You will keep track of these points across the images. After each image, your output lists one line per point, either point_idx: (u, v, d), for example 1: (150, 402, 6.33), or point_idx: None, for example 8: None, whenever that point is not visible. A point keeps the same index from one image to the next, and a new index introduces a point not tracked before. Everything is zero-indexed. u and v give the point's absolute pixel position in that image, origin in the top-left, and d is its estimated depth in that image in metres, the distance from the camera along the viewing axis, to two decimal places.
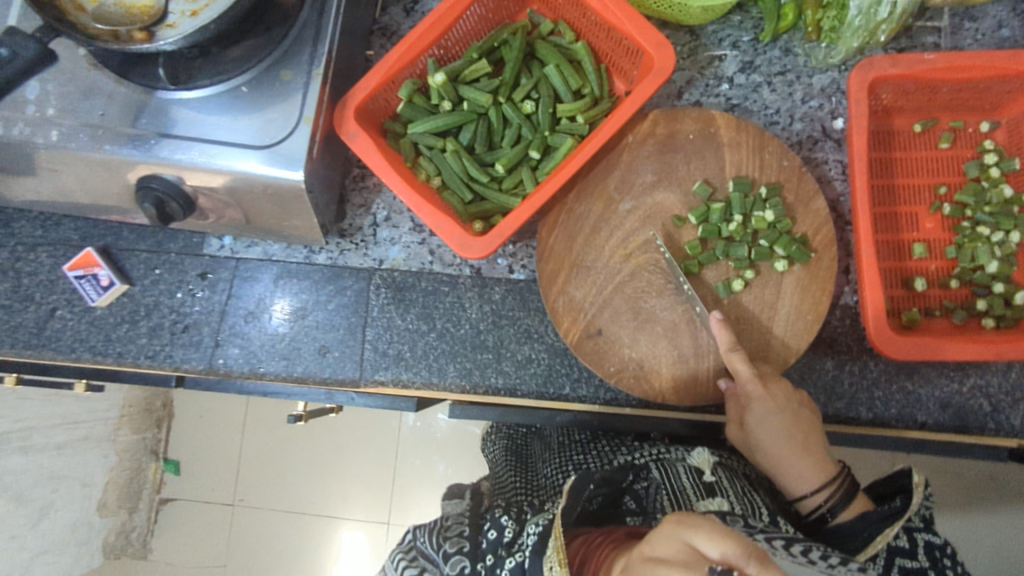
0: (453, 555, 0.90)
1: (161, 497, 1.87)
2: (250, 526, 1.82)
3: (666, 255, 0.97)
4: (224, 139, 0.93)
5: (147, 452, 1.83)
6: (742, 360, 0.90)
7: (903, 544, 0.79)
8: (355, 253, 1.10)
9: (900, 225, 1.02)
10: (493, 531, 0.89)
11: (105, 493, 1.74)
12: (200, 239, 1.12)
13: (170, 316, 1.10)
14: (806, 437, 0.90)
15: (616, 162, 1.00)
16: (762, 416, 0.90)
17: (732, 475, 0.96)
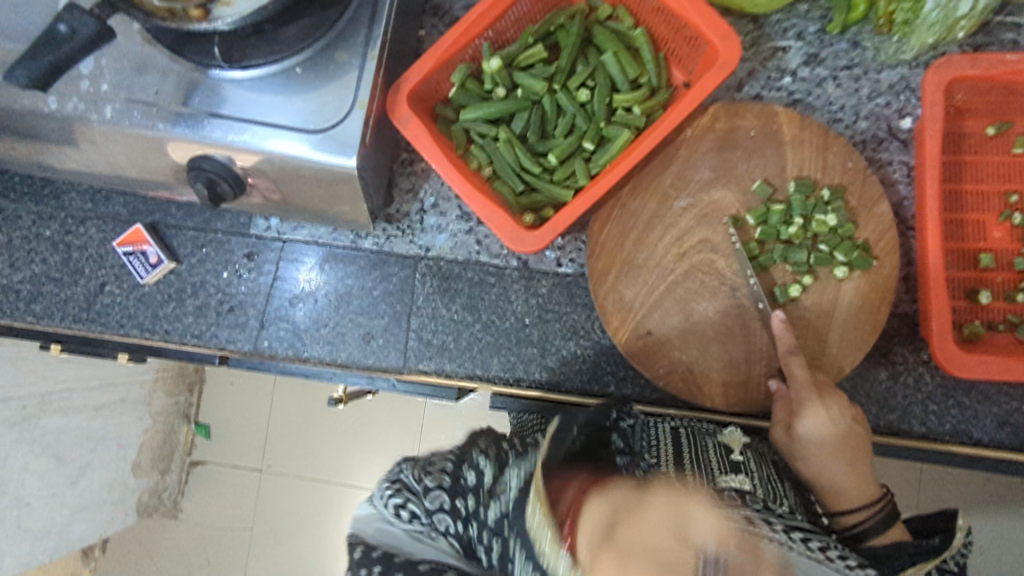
0: (437, 482, 0.83)
1: (191, 459, 1.89)
2: (276, 491, 1.85)
3: (737, 244, 0.95)
4: (277, 120, 0.91)
5: (179, 415, 1.85)
6: (800, 364, 0.88)
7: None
8: (401, 240, 1.09)
9: (966, 233, 0.98)
10: (481, 470, 0.84)
11: (139, 454, 1.79)
12: (246, 219, 1.12)
13: (216, 295, 1.11)
14: (854, 454, 0.88)
15: (673, 157, 0.98)
16: (814, 427, 0.87)
17: (760, 459, 0.94)
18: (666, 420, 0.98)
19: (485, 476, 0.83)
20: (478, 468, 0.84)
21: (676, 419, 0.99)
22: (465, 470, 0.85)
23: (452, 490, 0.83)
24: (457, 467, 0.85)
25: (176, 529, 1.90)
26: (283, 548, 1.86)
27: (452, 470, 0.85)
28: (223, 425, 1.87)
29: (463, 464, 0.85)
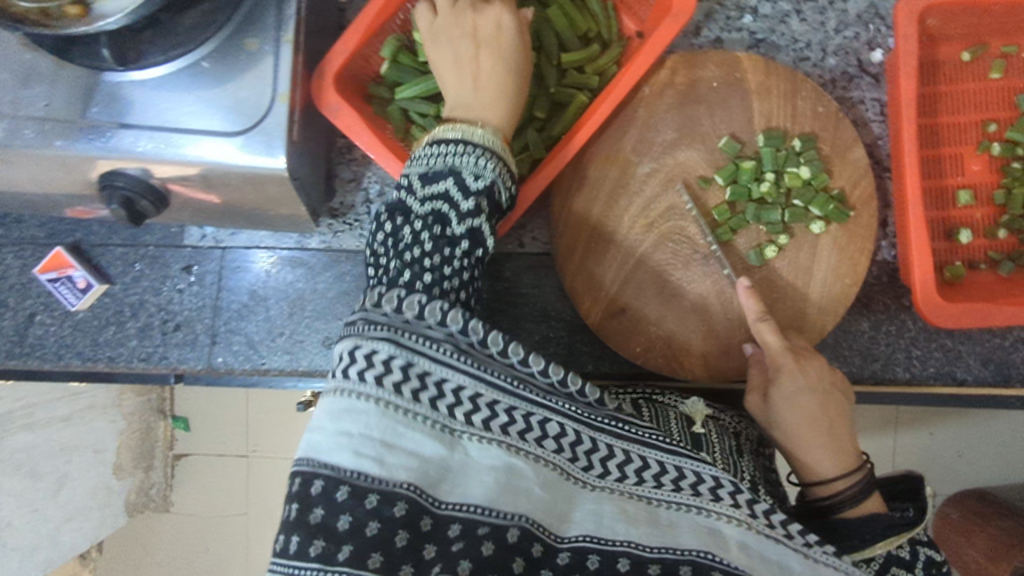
0: (420, 205, 0.77)
1: (174, 455, 1.62)
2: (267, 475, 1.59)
3: (694, 212, 0.89)
4: (188, 124, 0.81)
5: (154, 411, 1.60)
6: (772, 331, 0.82)
7: (905, 555, 0.75)
8: (349, 235, 1.02)
9: (944, 169, 0.93)
10: (467, 182, 0.76)
11: (119, 455, 1.55)
12: (178, 229, 1.03)
13: (158, 314, 1.03)
14: (833, 422, 0.81)
15: (632, 119, 0.90)
16: (791, 392, 0.81)
17: (720, 430, 0.89)
18: (626, 390, 0.93)
19: (476, 211, 0.76)
20: (459, 163, 0.77)
21: (640, 386, 0.95)
22: (441, 163, 0.77)
23: (440, 228, 0.75)
24: (427, 181, 0.77)
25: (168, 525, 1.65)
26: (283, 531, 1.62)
27: (430, 153, 0.79)
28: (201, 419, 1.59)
29: (429, 161, 0.78)
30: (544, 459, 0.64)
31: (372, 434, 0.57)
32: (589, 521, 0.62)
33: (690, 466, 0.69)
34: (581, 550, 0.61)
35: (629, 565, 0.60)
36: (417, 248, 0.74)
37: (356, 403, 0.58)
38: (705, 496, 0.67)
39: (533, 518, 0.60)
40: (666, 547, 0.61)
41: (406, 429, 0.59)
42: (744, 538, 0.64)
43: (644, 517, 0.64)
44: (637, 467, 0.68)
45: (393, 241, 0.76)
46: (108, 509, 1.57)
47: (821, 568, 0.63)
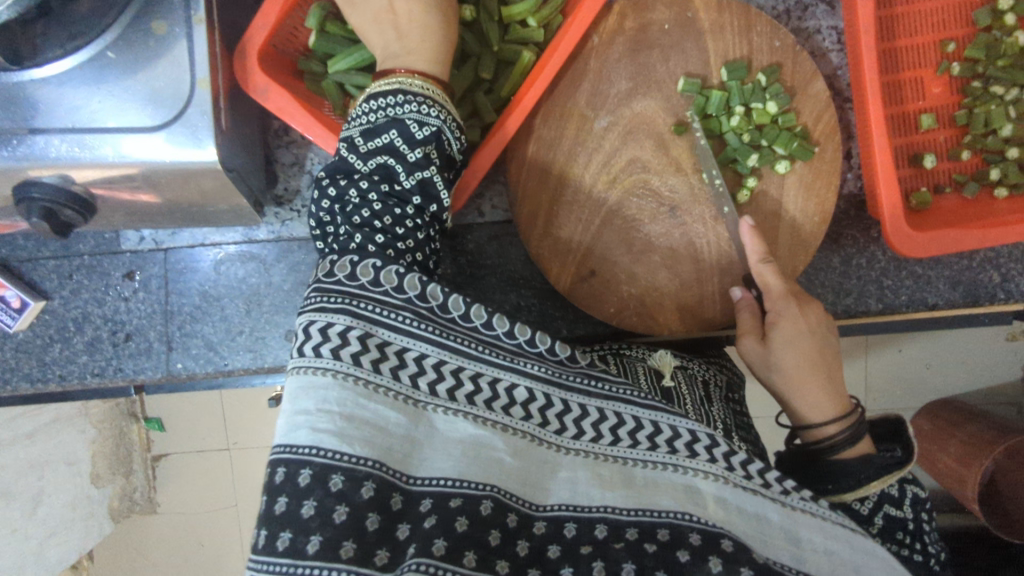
0: (364, 163, 0.69)
1: (154, 455, 1.54)
2: (253, 466, 1.51)
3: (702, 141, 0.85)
4: (102, 122, 0.73)
5: (125, 414, 1.53)
6: (775, 273, 0.80)
7: (894, 494, 0.74)
8: (299, 222, 0.97)
9: (905, 94, 0.91)
10: (412, 132, 0.69)
11: (94, 464, 1.46)
12: (113, 234, 0.96)
13: (105, 326, 0.97)
14: (830, 370, 0.78)
15: (584, 72, 0.85)
16: (790, 335, 0.77)
17: (689, 380, 0.86)
18: (594, 349, 0.91)
19: (425, 163, 0.70)
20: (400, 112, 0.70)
21: (608, 343, 0.93)
22: (380, 115, 0.70)
23: (388, 184, 0.69)
24: (369, 136, 0.70)
25: (159, 524, 1.57)
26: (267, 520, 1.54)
27: (370, 106, 0.71)
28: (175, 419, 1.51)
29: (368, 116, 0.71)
30: (512, 428, 0.61)
31: (331, 408, 0.54)
32: (563, 490, 0.59)
33: (666, 419, 0.64)
34: (557, 519, 0.57)
35: (606, 531, 0.56)
36: (366, 210, 0.67)
37: (313, 379, 0.55)
38: (680, 451, 0.62)
39: (501, 487, 0.57)
40: (642, 510, 0.58)
41: (375, 405, 0.56)
42: (721, 492, 0.60)
43: (619, 481, 0.60)
44: (612, 424, 0.64)
45: (340, 206, 0.69)
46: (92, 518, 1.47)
47: (798, 514, 0.60)
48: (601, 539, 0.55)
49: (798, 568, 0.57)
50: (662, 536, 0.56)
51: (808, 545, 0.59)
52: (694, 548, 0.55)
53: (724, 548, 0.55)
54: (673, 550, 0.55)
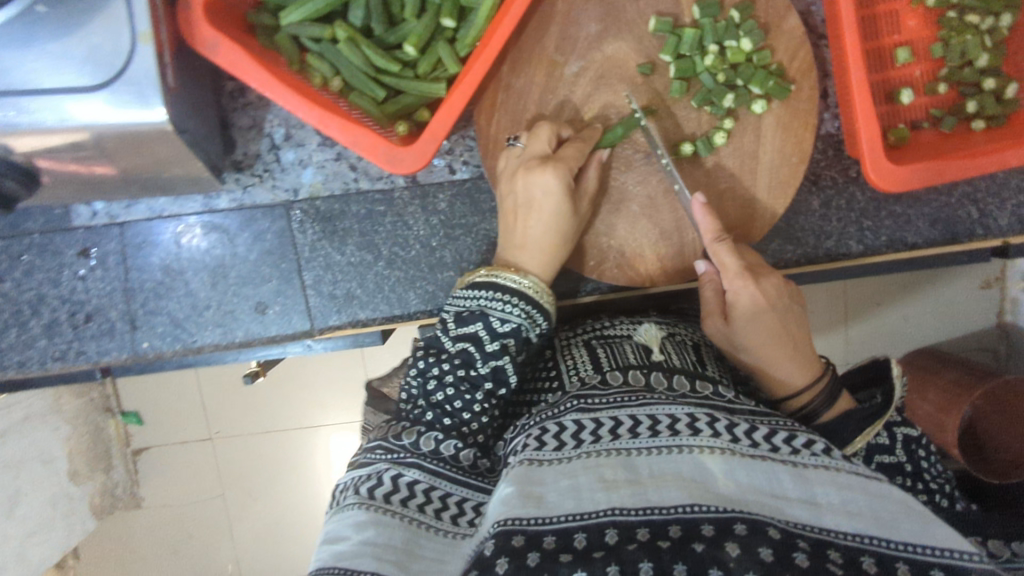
0: (452, 345, 0.73)
1: (133, 450, 1.47)
2: (237, 454, 1.47)
3: (643, 118, 0.81)
4: (38, 83, 0.68)
5: (100, 409, 1.44)
6: (729, 250, 0.77)
7: (884, 441, 0.69)
8: (261, 188, 0.92)
9: (880, 28, 0.89)
10: (495, 326, 0.73)
11: (71, 461, 1.40)
12: (63, 209, 0.91)
13: (63, 307, 0.92)
14: (793, 335, 0.79)
15: (550, 15, 0.82)
16: (750, 309, 0.78)
17: (681, 347, 0.83)
18: (578, 333, 0.88)
19: (501, 354, 0.72)
20: (487, 304, 0.73)
21: (592, 324, 0.90)
22: (474, 307, 0.74)
23: (465, 370, 0.72)
24: (460, 321, 0.74)
25: (143, 519, 1.51)
26: (263, 504, 1.49)
27: (463, 296, 0.76)
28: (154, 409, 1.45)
29: (460, 304, 0.75)
30: (533, 457, 0.60)
31: (393, 543, 0.55)
32: (567, 501, 0.53)
33: (662, 410, 0.63)
34: (566, 530, 0.51)
35: (617, 535, 0.50)
36: (442, 392, 0.72)
37: (347, 513, 0.58)
38: (682, 432, 0.60)
39: (506, 517, 0.52)
40: (650, 508, 0.52)
41: (401, 533, 0.56)
42: (729, 466, 0.56)
43: (624, 480, 0.54)
44: (609, 426, 0.63)
45: (422, 382, 0.74)
46: (73, 516, 1.41)
47: (811, 473, 0.56)
48: (612, 544, 0.49)
49: (819, 524, 0.51)
50: (674, 533, 0.49)
51: (825, 502, 0.53)
52: (709, 539, 0.48)
53: (738, 533, 0.48)
54: (686, 544, 0.48)
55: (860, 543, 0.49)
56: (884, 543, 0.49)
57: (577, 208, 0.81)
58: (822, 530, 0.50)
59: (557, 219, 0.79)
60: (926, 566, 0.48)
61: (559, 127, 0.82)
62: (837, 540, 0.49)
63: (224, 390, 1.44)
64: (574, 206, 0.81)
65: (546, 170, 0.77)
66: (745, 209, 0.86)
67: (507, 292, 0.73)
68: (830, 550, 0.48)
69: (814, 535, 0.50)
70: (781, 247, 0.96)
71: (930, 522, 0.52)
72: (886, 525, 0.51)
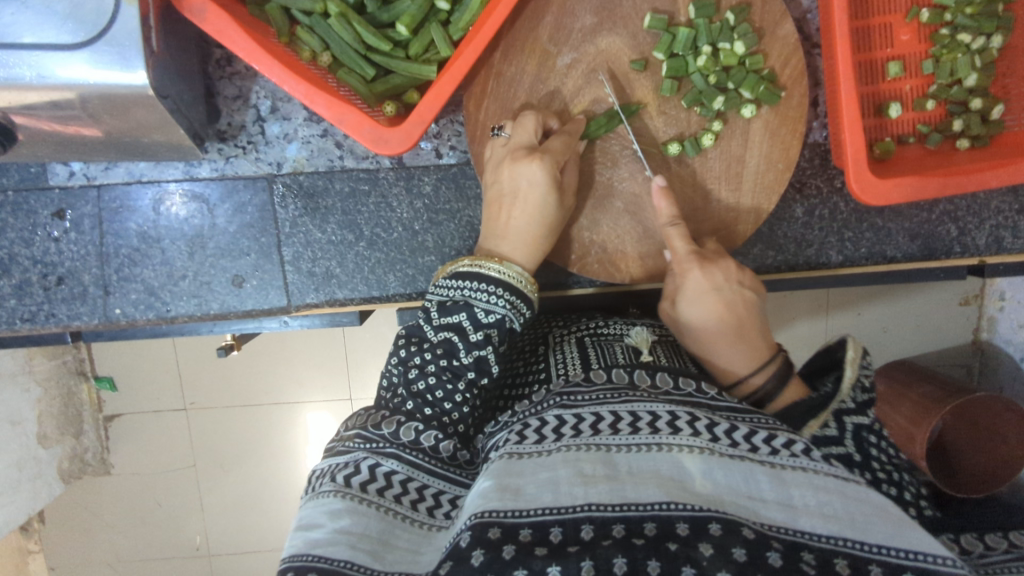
0: (434, 334, 0.71)
1: (105, 416, 1.46)
2: (209, 428, 1.46)
3: (627, 120, 0.83)
4: (17, 37, 0.66)
5: (73, 374, 1.43)
6: (680, 236, 0.80)
7: (832, 433, 0.65)
8: (244, 160, 0.91)
9: (874, 41, 0.89)
10: (479, 316, 0.71)
11: (41, 425, 1.37)
12: (39, 168, 0.89)
13: (35, 268, 0.91)
14: (742, 320, 0.79)
15: (546, 4, 0.81)
16: (694, 294, 0.79)
17: (672, 352, 0.83)
18: (571, 331, 0.87)
19: (485, 344, 0.70)
20: (471, 296, 0.71)
21: (583, 321, 0.90)
22: (457, 296, 0.72)
23: (447, 360, 0.70)
24: (443, 311, 0.71)
25: (111, 487, 1.50)
26: (235, 477, 1.49)
27: (446, 285, 0.74)
28: (129, 376, 1.43)
29: (445, 293, 0.73)
30: (514, 451, 0.58)
31: (369, 533, 0.54)
32: (544, 494, 0.52)
33: (642, 406, 0.61)
34: (542, 524, 0.50)
35: (593, 531, 0.49)
36: (424, 381, 0.69)
37: (321, 499, 0.57)
38: (662, 430, 0.59)
39: (480, 511, 0.51)
40: (627, 504, 0.51)
41: (377, 522, 0.55)
42: (707, 466, 0.55)
43: (602, 475, 0.53)
44: (590, 420, 0.60)
45: (403, 371, 0.71)
46: (40, 479, 1.39)
47: (787, 473, 0.55)
48: (588, 539, 0.49)
49: (795, 526, 0.50)
50: (649, 530, 0.49)
51: (802, 504, 0.52)
52: (683, 538, 0.48)
53: (713, 533, 0.48)
54: (661, 542, 0.48)
55: (833, 545, 0.48)
56: (858, 545, 0.48)
57: (563, 201, 0.80)
58: (797, 533, 0.49)
59: (543, 209, 0.78)
60: (898, 567, 0.47)
61: (546, 117, 0.82)
62: (813, 543, 0.49)
63: (201, 362, 1.42)
64: (561, 199, 0.80)
65: (533, 160, 0.77)
66: (727, 210, 0.86)
67: (493, 283, 0.72)
68: (803, 552, 0.48)
69: (788, 537, 0.49)
70: (761, 252, 0.97)
71: (907, 525, 0.51)
72: (859, 526, 0.50)
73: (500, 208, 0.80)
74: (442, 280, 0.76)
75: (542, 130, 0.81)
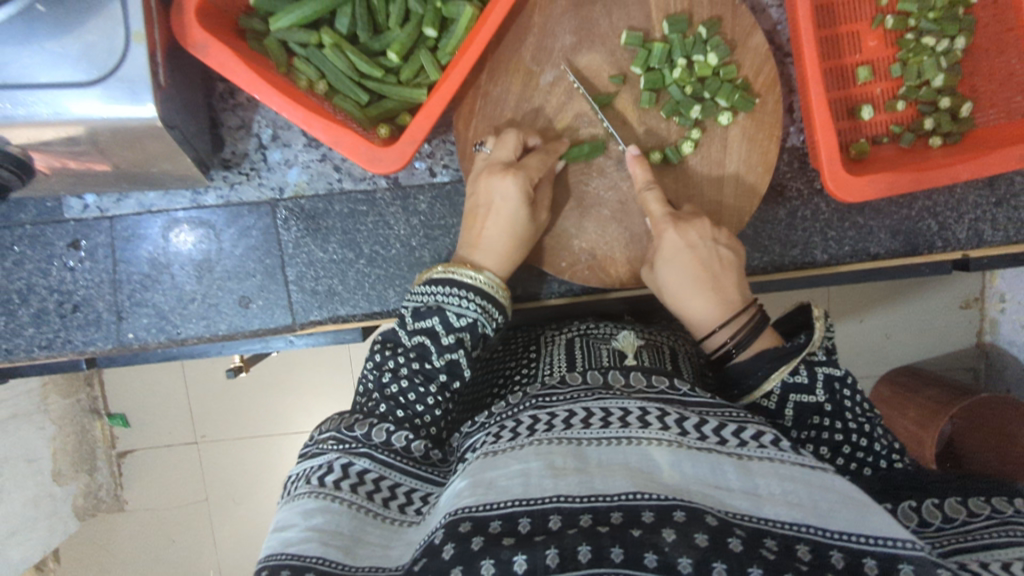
0: (407, 339, 0.76)
1: (119, 451, 1.48)
2: (218, 456, 1.48)
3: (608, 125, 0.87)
4: (33, 78, 0.71)
5: (87, 409, 1.46)
6: (656, 199, 0.83)
7: (802, 380, 0.69)
8: (248, 186, 0.96)
9: (843, 48, 0.94)
10: (451, 320, 0.75)
11: (56, 463, 1.44)
12: (55, 202, 0.94)
13: (52, 297, 0.95)
14: (717, 276, 0.81)
15: (527, 27, 0.86)
16: (670, 248, 0.81)
17: (655, 357, 0.85)
18: (563, 332, 0.92)
19: (457, 347, 0.75)
20: (443, 300, 0.76)
21: (575, 324, 0.94)
22: (431, 302, 0.77)
23: (419, 363, 0.74)
24: (417, 316, 0.76)
25: (124, 522, 1.52)
26: (246, 508, 1.50)
27: (422, 291, 0.78)
28: (140, 407, 1.46)
29: (420, 298, 0.78)
30: (491, 451, 0.61)
31: (341, 531, 0.56)
32: (515, 485, 0.54)
33: (614, 402, 0.64)
34: (512, 515, 0.52)
35: (561, 520, 0.51)
36: (396, 384, 0.73)
37: (297, 500, 0.59)
38: (632, 424, 0.62)
39: (455, 508, 0.54)
40: (594, 496, 0.53)
41: (350, 520, 0.57)
42: (675, 457, 0.57)
43: (572, 467, 0.56)
44: (564, 416, 0.63)
45: (377, 375, 0.75)
46: (55, 516, 1.46)
47: (754, 463, 0.57)
48: (555, 529, 0.51)
49: (759, 514, 0.52)
50: (615, 518, 0.51)
51: (767, 493, 0.55)
52: (648, 525, 0.50)
53: (677, 519, 0.50)
54: (626, 529, 0.50)
55: (796, 532, 0.51)
56: (820, 531, 0.51)
57: (536, 217, 0.85)
58: (761, 521, 0.52)
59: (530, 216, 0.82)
60: (858, 553, 0.50)
61: (525, 137, 0.86)
62: (776, 529, 0.51)
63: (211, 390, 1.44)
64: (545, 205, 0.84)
65: (507, 175, 0.81)
66: (711, 214, 0.90)
67: (462, 287, 0.77)
68: (766, 539, 0.50)
69: (752, 525, 0.51)
70: (748, 254, 1.00)
71: (872, 511, 0.53)
72: (823, 515, 0.52)
73: (477, 215, 0.84)
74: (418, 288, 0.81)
75: (521, 148, 0.85)
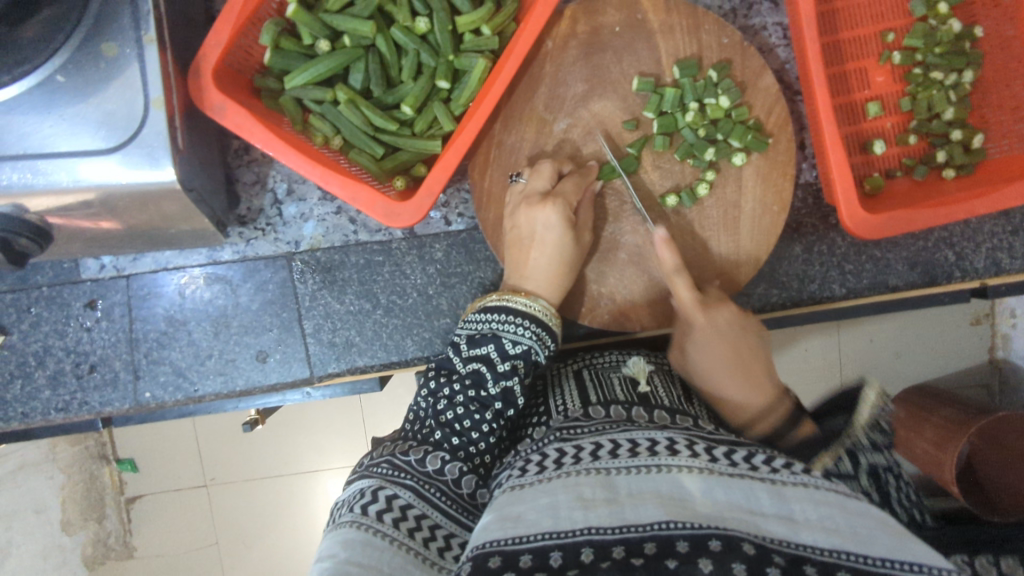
0: (463, 365, 0.77)
1: (128, 498, 1.44)
2: (232, 504, 1.44)
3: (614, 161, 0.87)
4: (54, 147, 0.71)
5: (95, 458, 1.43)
6: (686, 285, 0.84)
7: (847, 469, 0.68)
8: (264, 241, 0.96)
9: (851, 84, 0.95)
10: (507, 347, 0.76)
11: (65, 511, 1.44)
12: (72, 263, 0.95)
13: (68, 357, 0.95)
14: (746, 359, 0.85)
15: (540, 76, 0.87)
16: (704, 339, 0.84)
17: (668, 382, 0.85)
18: (569, 363, 0.92)
19: (512, 374, 0.75)
20: (499, 327, 0.78)
21: (583, 356, 0.94)
22: (486, 329, 0.78)
23: (476, 390, 0.74)
24: (472, 343, 0.78)
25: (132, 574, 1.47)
26: (260, 554, 1.45)
27: (474, 320, 0.81)
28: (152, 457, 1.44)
29: (477, 327, 0.80)
30: (520, 484, 0.59)
31: (383, 568, 0.53)
32: (544, 519, 0.51)
33: (641, 433, 0.63)
34: (541, 549, 0.48)
35: (593, 553, 0.48)
36: (452, 411, 0.74)
37: (339, 530, 0.57)
38: (661, 452, 0.60)
39: (485, 541, 0.50)
40: (626, 526, 0.50)
41: (390, 556, 0.55)
42: (707, 485, 0.54)
43: (602, 499, 0.53)
44: (591, 449, 0.62)
45: (432, 402, 0.76)
46: (66, 566, 1.45)
47: (788, 489, 0.54)
48: (588, 562, 0.47)
49: (796, 540, 0.49)
50: (648, 549, 0.48)
51: (803, 518, 0.51)
52: (683, 555, 0.47)
53: (713, 548, 0.47)
54: (660, 561, 0.46)
55: (836, 559, 0.47)
56: (862, 558, 0.47)
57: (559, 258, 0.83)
58: (800, 547, 0.48)
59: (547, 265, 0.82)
60: None
61: (560, 162, 0.86)
62: (814, 555, 0.47)
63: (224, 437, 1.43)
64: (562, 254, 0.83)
65: (543, 209, 0.82)
66: (729, 255, 0.89)
67: (516, 313, 0.78)
68: (807, 566, 0.46)
69: (791, 551, 0.47)
70: (765, 290, 1.00)
71: (911, 540, 0.49)
72: (862, 539, 0.49)
73: (510, 251, 0.86)
74: (473, 314, 0.83)
75: (556, 174, 0.86)
